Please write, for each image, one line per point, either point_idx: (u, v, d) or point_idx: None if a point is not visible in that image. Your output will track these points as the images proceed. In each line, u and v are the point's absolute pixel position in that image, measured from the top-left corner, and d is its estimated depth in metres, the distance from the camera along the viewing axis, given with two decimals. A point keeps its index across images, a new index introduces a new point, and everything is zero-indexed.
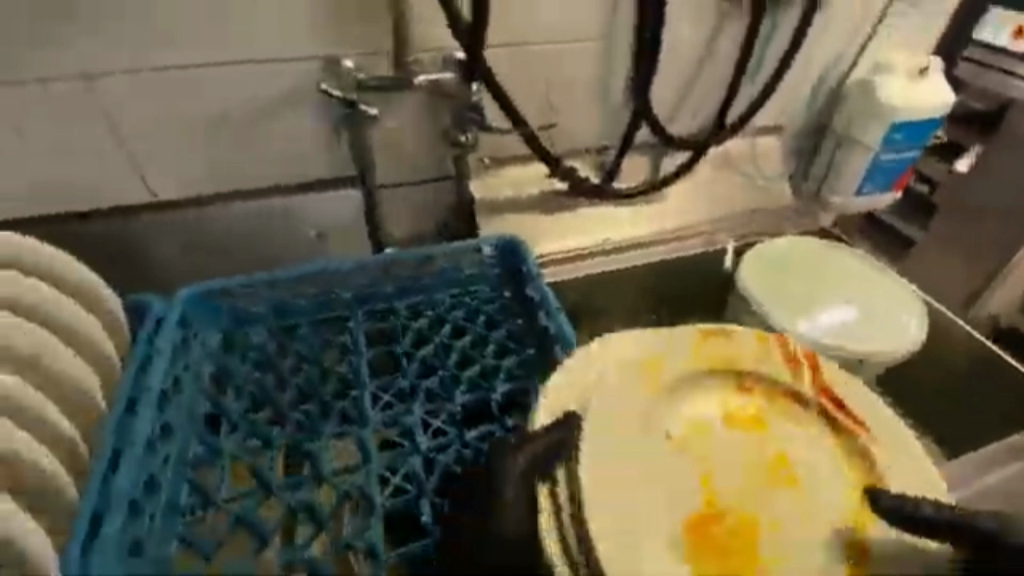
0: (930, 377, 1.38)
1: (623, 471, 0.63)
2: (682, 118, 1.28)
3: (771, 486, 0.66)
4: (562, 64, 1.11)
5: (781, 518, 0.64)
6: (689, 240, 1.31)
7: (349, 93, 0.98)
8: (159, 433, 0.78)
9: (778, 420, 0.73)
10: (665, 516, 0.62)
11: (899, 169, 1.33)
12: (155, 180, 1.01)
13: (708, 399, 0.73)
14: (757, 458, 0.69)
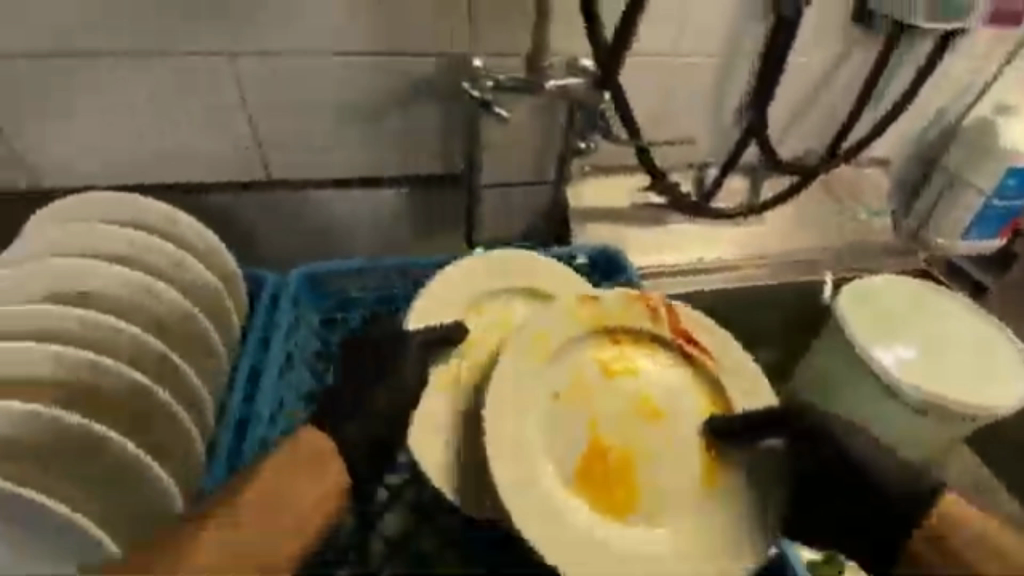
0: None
1: (516, 419, 0.69)
2: (792, 139, 1.17)
3: (643, 423, 0.75)
4: (682, 75, 1.05)
5: (654, 453, 0.74)
6: (782, 268, 1.21)
7: (484, 94, 0.90)
8: (276, 410, 0.82)
9: (645, 359, 0.80)
10: (551, 459, 0.69)
11: (1007, 219, 1.25)
12: (270, 153, 0.99)
13: (585, 352, 0.78)
14: (631, 403, 0.76)
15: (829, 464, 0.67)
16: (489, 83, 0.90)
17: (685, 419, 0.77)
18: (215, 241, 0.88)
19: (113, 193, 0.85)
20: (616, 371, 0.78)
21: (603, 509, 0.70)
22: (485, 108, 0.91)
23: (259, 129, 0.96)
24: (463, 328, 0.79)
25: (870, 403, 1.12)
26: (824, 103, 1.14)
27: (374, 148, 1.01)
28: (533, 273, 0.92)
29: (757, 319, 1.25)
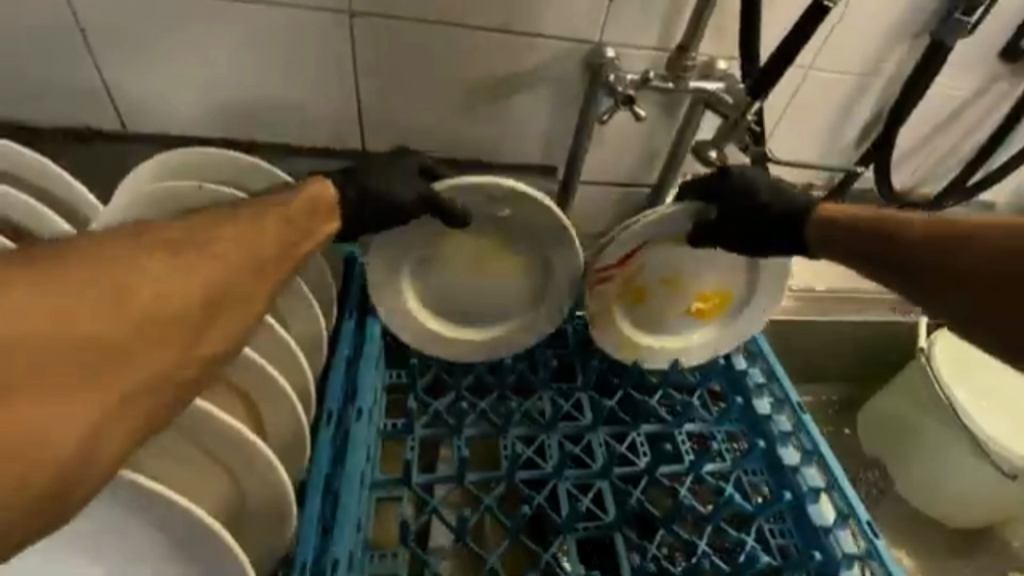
0: None
1: (638, 328, 0.84)
2: (905, 171, 1.11)
3: (677, 291, 0.83)
4: (820, 90, 0.97)
5: (706, 285, 0.83)
6: (867, 307, 1.18)
7: (627, 90, 0.83)
8: (355, 414, 0.71)
9: (638, 268, 0.80)
10: (679, 326, 0.85)
11: None
12: (370, 123, 0.93)
13: (611, 292, 0.80)
14: (654, 295, 0.82)
15: (754, 210, 0.72)
16: (631, 78, 0.84)
17: (698, 268, 0.82)
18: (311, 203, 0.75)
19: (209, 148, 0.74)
20: (623, 295, 0.81)
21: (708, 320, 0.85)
22: (625, 104, 0.84)
23: (361, 95, 0.89)
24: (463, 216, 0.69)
25: (945, 449, 1.07)
26: (949, 138, 1.07)
27: (480, 128, 0.95)
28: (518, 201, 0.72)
29: (829, 351, 1.23)
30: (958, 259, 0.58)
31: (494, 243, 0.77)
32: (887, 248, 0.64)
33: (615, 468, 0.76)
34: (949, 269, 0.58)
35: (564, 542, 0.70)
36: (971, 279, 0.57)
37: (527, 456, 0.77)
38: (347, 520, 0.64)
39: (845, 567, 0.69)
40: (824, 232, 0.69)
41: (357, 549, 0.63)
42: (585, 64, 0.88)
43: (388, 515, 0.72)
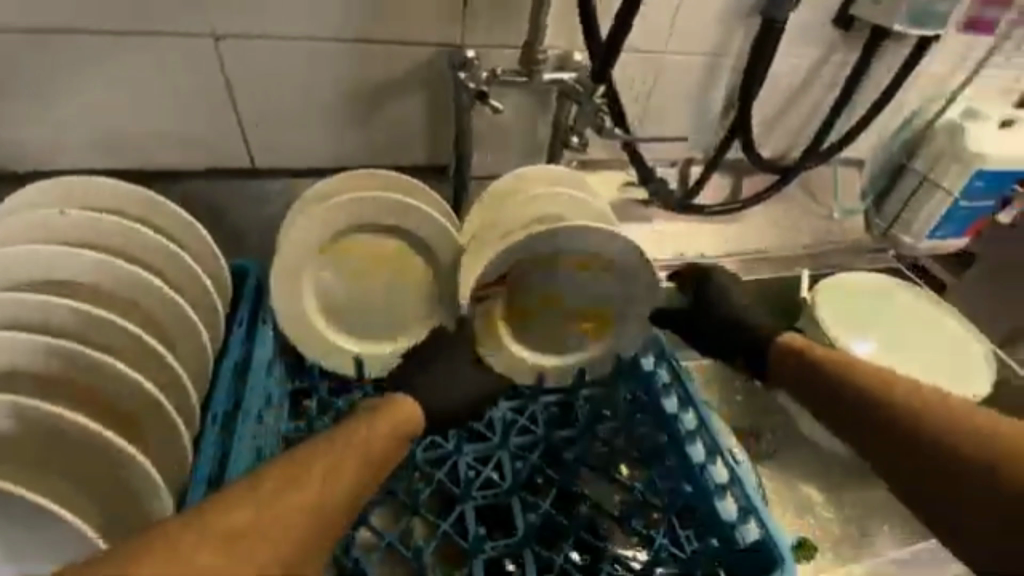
0: None
1: (522, 347, 0.85)
2: (774, 138, 1.21)
3: (557, 308, 0.84)
4: (674, 73, 1.06)
5: (584, 299, 0.83)
6: (759, 266, 1.28)
7: (479, 85, 0.89)
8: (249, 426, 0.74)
9: (513, 291, 0.82)
10: (562, 339, 0.86)
11: (973, 217, 1.34)
12: (256, 141, 0.96)
13: (482, 317, 0.82)
14: (533, 310, 0.83)
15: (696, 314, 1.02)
16: (484, 75, 0.89)
17: (582, 290, 0.82)
18: (209, 240, 0.82)
19: (109, 180, 0.78)
20: (507, 315, 0.83)
21: (591, 328, 0.85)
22: (478, 98, 0.90)
23: (242, 115, 0.93)
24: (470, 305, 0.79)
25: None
26: (803, 105, 1.17)
27: (364, 137, 1.00)
28: (397, 213, 0.80)
29: None
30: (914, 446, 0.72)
31: (386, 254, 0.83)
32: (889, 415, 0.74)
33: (513, 442, 0.82)
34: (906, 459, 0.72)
35: (461, 507, 0.76)
36: (936, 449, 0.70)
37: (432, 440, 0.82)
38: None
39: (720, 498, 0.73)
40: (785, 360, 0.91)
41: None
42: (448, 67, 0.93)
43: None
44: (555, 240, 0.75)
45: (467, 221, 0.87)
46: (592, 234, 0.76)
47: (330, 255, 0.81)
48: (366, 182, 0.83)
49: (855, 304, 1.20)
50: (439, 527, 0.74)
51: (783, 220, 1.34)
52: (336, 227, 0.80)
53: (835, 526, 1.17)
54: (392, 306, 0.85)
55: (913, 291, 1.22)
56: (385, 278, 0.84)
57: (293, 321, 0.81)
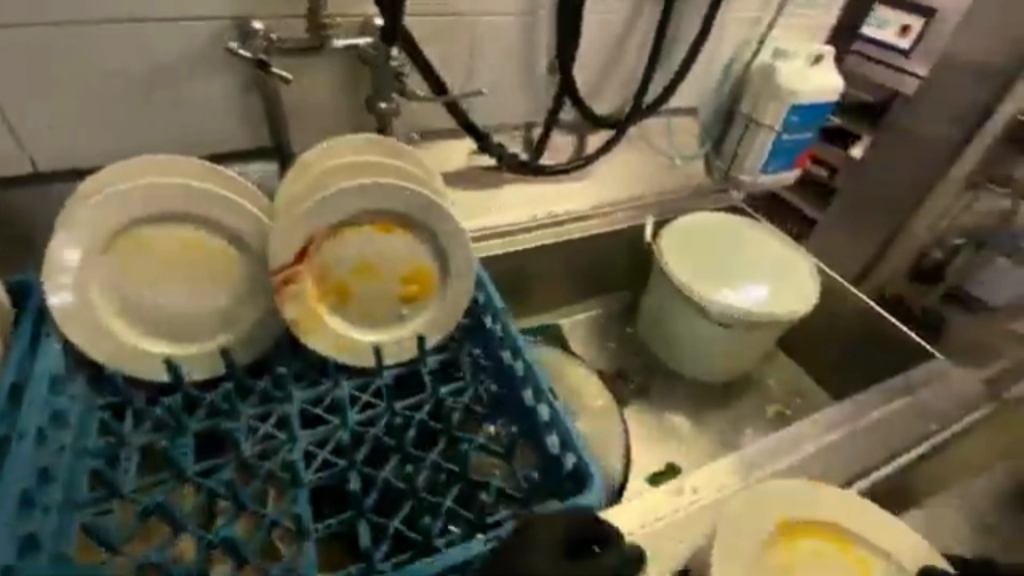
0: (837, 335, 1.29)
1: (352, 329, 0.84)
2: (606, 94, 1.27)
3: (373, 280, 0.84)
4: (490, 35, 1.08)
5: (394, 262, 0.84)
6: (611, 219, 1.32)
7: (257, 54, 0.84)
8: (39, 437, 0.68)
9: (326, 270, 0.81)
10: (391, 314, 0.86)
11: (797, 149, 1.45)
12: (34, 140, 0.87)
13: (297, 302, 0.79)
14: (350, 286, 0.83)
15: None
16: (261, 43, 0.85)
17: (390, 253, 0.84)
18: None
19: None
20: (321, 291, 0.81)
21: (413, 294, 0.86)
22: (260, 68, 0.85)
23: (11, 113, 0.83)
24: (280, 289, 0.78)
25: (679, 304, 1.22)
26: (626, 58, 1.23)
27: (163, 126, 0.92)
28: (185, 200, 0.78)
29: (587, 263, 1.37)
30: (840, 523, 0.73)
31: (177, 242, 0.79)
32: None
33: (352, 419, 0.78)
34: (832, 514, 0.74)
35: (294, 495, 0.71)
36: None
37: (265, 433, 0.77)
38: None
39: (546, 434, 0.75)
40: None
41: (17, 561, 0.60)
42: (231, 42, 0.87)
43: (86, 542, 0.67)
44: (348, 197, 0.79)
45: (284, 185, 0.81)
46: (393, 188, 0.81)
47: (115, 251, 0.77)
48: (150, 167, 0.78)
49: (699, 243, 1.26)
50: (265, 518, 0.68)
51: (629, 171, 1.40)
52: (125, 219, 0.76)
53: (699, 446, 1.27)
54: (197, 297, 0.81)
55: (752, 227, 1.31)
56: (183, 270, 0.80)
57: (82, 324, 0.75)
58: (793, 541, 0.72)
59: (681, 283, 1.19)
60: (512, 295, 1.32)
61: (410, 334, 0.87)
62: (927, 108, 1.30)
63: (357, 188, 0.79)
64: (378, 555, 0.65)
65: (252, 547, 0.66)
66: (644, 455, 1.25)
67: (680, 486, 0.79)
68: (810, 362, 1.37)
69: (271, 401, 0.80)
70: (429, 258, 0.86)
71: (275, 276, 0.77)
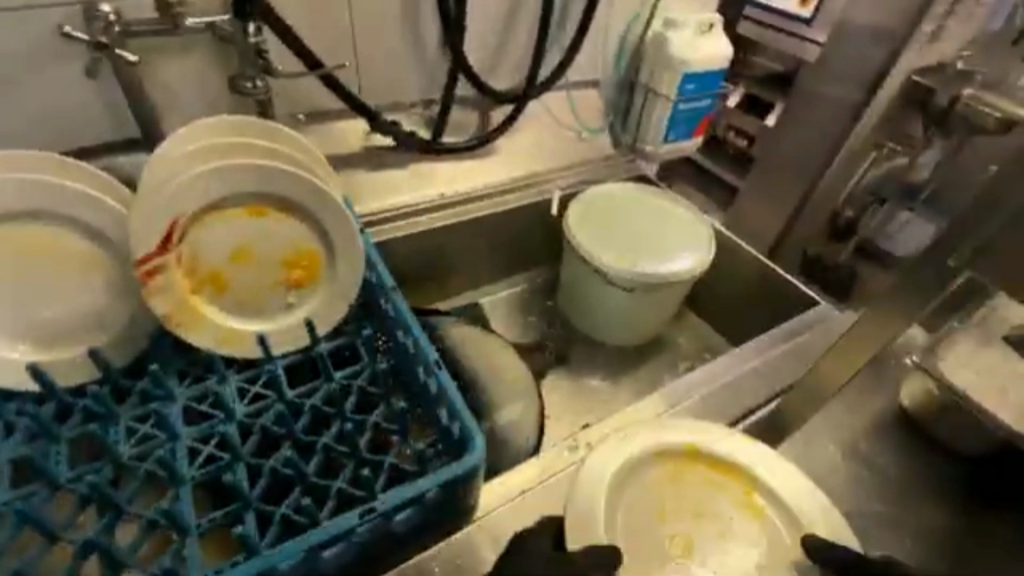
0: (739, 291, 1.35)
1: (234, 319, 0.82)
2: (501, 72, 1.27)
3: (252, 268, 0.82)
4: (368, 11, 1.06)
5: (273, 248, 0.83)
6: (520, 194, 1.33)
7: (96, 36, 0.78)
8: None
9: (197, 260, 0.79)
10: (276, 302, 0.84)
11: (695, 116, 1.50)
12: None
13: (167, 293, 0.76)
14: (226, 275, 0.81)
15: None
16: (104, 24, 0.78)
17: (267, 239, 0.82)
18: None
19: None
20: (195, 282, 0.79)
21: (298, 280, 0.85)
22: (104, 51, 0.79)
23: None
24: (145, 281, 0.74)
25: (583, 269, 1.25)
26: (517, 33, 1.24)
27: (11, 123, 0.85)
28: (32, 197, 0.72)
29: (501, 240, 1.37)
30: (738, 462, 0.73)
31: (26, 242, 0.74)
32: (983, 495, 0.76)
33: (238, 411, 0.76)
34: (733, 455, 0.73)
35: (175, 492, 0.68)
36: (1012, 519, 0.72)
37: (145, 434, 0.74)
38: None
39: (437, 407, 0.76)
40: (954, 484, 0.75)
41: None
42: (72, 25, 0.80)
43: None
44: (217, 180, 0.77)
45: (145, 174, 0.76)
46: (266, 170, 0.79)
47: None
48: None
49: (604, 213, 1.29)
50: (142, 519, 0.65)
51: (534, 146, 1.40)
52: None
53: (618, 406, 1.32)
54: (59, 299, 0.77)
55: (655, 194, 1.35)
56: (39, 270, 0.75)
57: None
58: (689, 463, 0.74)
59: (586, 253, 1.22)
60: (427, 278, 1.31)
61: (298, 322, 0.85)
62: (831, 75, 1.30)
63: (222, 169, 0.77)
64: (263, 543, 0.64)
65: (129, 550, 0.64)
66: (567, 420, 1.29)
67: (575, 442, 0.81)
68: (719, 320, 1.43)
69: (151, 400, 0.77)
70: (311, 242, 0.84)
71: (138, 268, 0.73)
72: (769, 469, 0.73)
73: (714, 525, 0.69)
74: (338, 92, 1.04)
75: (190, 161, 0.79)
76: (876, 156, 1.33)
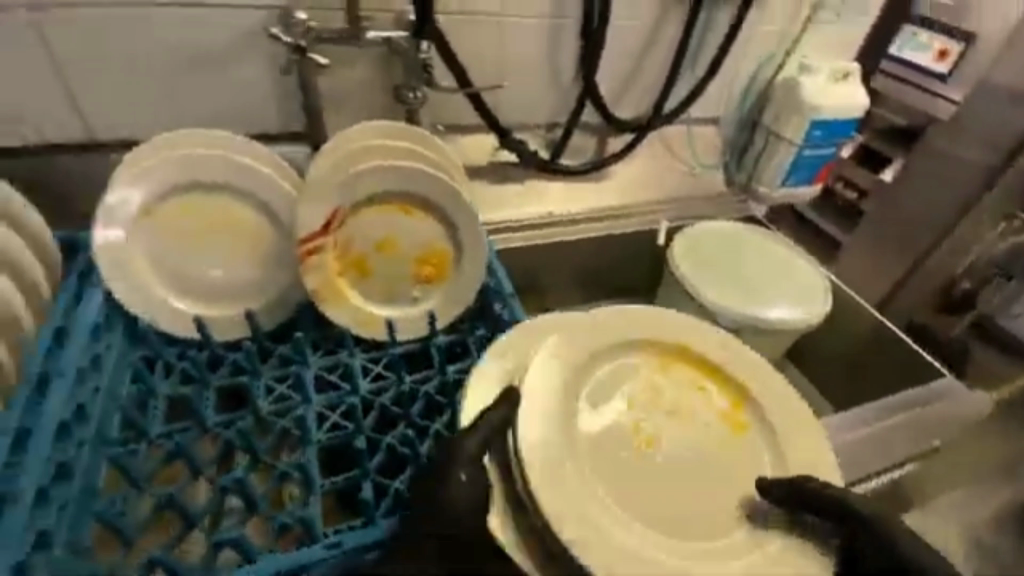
0: (846, 346, 1.29)
1: (369, 304, 0.89)
2: (626, 101, 1.30)
3: (392, 259, 0.90)
4: (516, 37, 1.12)
5: (412, 243, 0.90)
6: (626, 220, 1.35)
7: (297, 40, 0.89)
8: (90, 365, 0.74)
9: (348, 245, 0.87)
10: (406, 293, 0.91)
11: (816, 165, 1.46)
12: (93, 112, 0.94)
13: (320, 272, 0.84)
14: (369, 263, 0.88)
15: None
16: (303, 30, 0.89)
17: (409, 233, 0.89)
18: (39, 218, 0.81)
19: None
20: (342, 264, 0.87)
21: (429, 276, 0.91)
22: (300, 54, 0.90)
23: (79, 85, 0.91)
24: (305, 259, 0.83)
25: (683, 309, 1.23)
26: (650, 66, 1.27)
27: (209, 106, 0.99)
28: (227, 171, 0.84)
29: (602, 263, 1.39)
30: (738, 378, 0.76)
31: (215, 210, 0.85)
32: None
33: (363, 387, 0.82)
34: (732, 369, 0.77)
35: (304, 451, 0.75)
36: None
37: (281, 394, 0.82)
38: (32, 459, 0.64)
39: None
40: None
41: (48, 484, 0.64)
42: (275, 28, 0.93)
43: (115, 475, 0.73)
44: (374, 176, 0.85)
45: (314, 166, 0.85)
46: (415, 171, 0.87)
47: (161, 215, 0.83)
48: (201, 142, 0.84)
49: (711, 245, 1.28)
50: (277, 469, 0.72)
51: (646, 175, 1.42)
52: (165, 186, 0.82)
53: None
54: (231, 264, 0.87)
55: (768, 236, 1.33)
56: (219, 235, 0.86)
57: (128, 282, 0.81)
58: (675, 359, 0.78)
59: (691, 287, 1.20)
60: (526, 292, 1.35)
61: (422, 314, 0.91)
62: (961, 136, 1.24)
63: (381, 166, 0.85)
64: (377, 512, 0.70)
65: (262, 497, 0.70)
66: None
67: None
68: (818, 373, 1.37)
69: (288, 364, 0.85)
70: (446, 241, 0.91)
71: (300, 245, 0.82)
72: (760, 385, 0.76)
73: (685, 422, 0.72)
74: (479, 109, 1.12)
75: (349, 156, 0.88)
76: (1005, 229, 1.23)
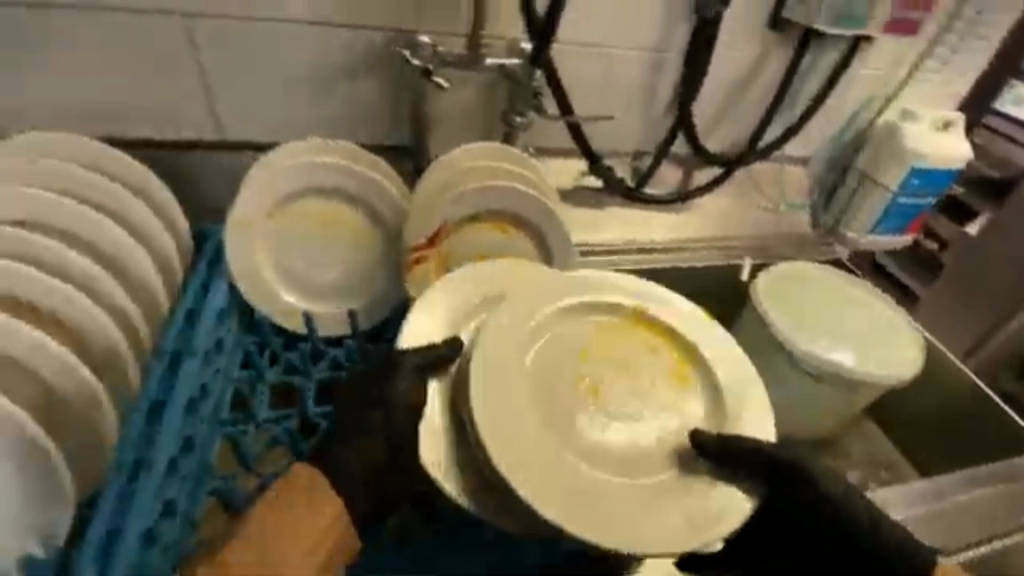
0: (938, 407, 1.24)
1: None
2: (718, 132, 1.30)
3: None
4: (618, 67, 1.15)
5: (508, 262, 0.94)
6: (710, 253, 1.34)
7: (424, 62, 0.95)
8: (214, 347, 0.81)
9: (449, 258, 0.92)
10: None
11: (910, 214, 1.41)
12: (227, 114, 1.03)
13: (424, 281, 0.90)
14: None
15: None
16: (430, 55, 0.95)
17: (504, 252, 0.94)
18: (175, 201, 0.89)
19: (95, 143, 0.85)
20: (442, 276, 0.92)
21: None
22: (426, 76, 0.96)
23: (220, 90, 1.00)
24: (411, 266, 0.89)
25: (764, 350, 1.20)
26: (746, 103, 1.27)
27: (329, 116, 1.06)
28: (346, 178, 0.90)
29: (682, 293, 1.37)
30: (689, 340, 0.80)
31: (330, 213, 0.91)
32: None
33: None
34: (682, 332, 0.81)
35: None
36: None
37: None
38: (166, 433, 0.69)
39: None
40: None
41: (178, 456, 0.70)
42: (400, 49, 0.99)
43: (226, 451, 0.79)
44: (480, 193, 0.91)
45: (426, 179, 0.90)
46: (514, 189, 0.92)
47: (282, 215, 0.89)
48: (327, 149, 0.90)
49: (796, 287, 1.25)
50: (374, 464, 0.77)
51: (730, 210, 1.41)
52: (291, 188, 0.88)
53: None
54: (338, 266, 0.92)
55: (857, 284, 1.29)
56: (331, 237, 0.92)
57: (248, 276, 0.86)
58: (627, 320, 0.81)
59: (779, 333, 1.16)
60: None
61: None
62: None
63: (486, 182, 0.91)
64: None
65: None
66: None
67: None
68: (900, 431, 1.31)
69: None
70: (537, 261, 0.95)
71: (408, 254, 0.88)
72: (703, 344, 0.80)
73: (636, 377, 0.75)
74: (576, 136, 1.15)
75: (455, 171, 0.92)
76: None
